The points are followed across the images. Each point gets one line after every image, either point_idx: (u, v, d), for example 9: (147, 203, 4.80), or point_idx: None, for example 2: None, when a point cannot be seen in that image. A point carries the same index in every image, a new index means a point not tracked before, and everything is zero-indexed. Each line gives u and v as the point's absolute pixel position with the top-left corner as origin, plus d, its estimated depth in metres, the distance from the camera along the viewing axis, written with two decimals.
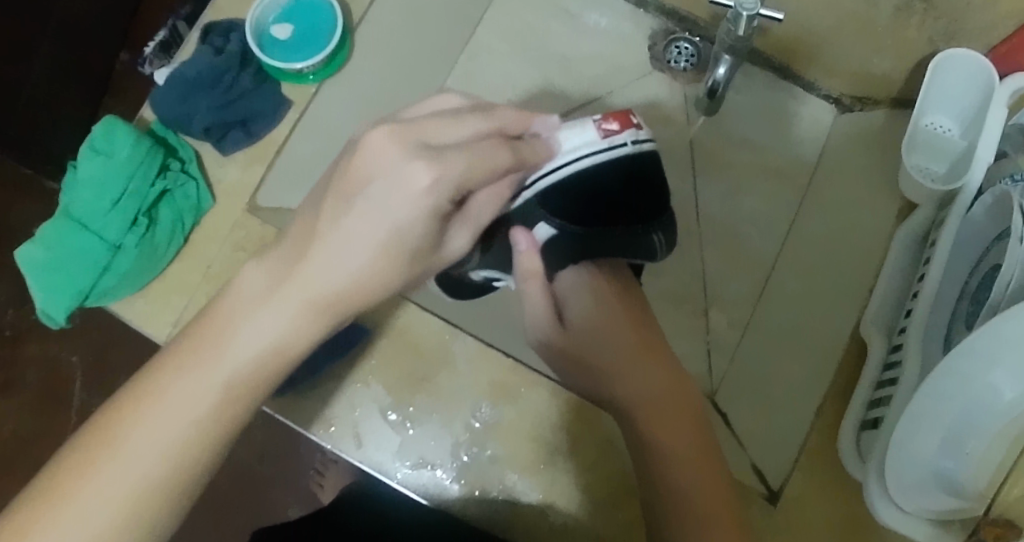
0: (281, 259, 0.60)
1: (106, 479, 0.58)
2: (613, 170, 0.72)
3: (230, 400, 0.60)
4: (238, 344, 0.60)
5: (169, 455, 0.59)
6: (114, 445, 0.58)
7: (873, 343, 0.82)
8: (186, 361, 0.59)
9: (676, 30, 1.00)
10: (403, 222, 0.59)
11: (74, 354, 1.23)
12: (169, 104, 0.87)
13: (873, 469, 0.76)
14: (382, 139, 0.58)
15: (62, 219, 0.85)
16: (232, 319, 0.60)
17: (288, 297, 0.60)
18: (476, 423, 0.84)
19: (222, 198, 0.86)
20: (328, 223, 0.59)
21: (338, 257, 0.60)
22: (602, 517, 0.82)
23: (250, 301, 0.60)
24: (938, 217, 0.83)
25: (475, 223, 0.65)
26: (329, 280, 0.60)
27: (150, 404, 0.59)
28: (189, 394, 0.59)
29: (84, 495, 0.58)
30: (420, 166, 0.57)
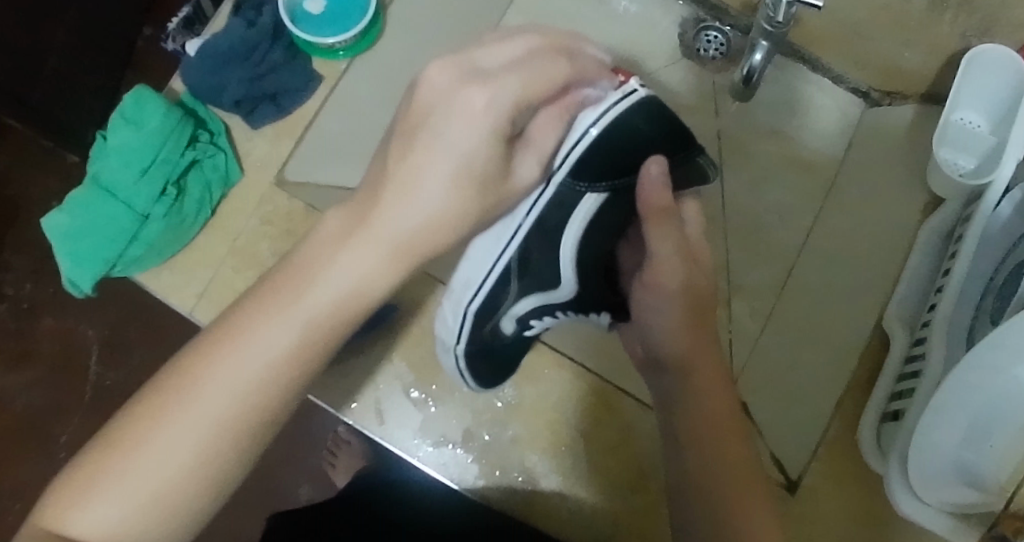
0: (324, 242, 0.60)
1: (178, 427, 0.58)
2: (636, 115, 0.69)
3: (271, 379, 0.59)
4: (319, 293, 0.59)
5: (220, 425, 0.58)
6: (195, 389, 0.58)
7: (896, 337, 0.83)
8: (224, 342, 0.59)
9: (707, 18, 1.00)
10: (450, 203, 0.60)
11: (90, 327, 1.23)
12: (199, 74, 0.87)
13: (894, 462, 0.76)
14: (445, 73, 0.60)
15: (90, 187, 0.85)
16: (319, 263, 0.60)
17: (335, 281, 0.59)
18: (499, 403, 0.85)
19: (250, 171, 0.86)
20: (392, 201, 0.59)
21: (387, 241, 0.59)
22: (621, 501, 0.83)
23: (295, 283, 0.59)
24: (965, 212, 0.84)
25: (532, 161, 0.67)
26: (378, 263, 0.60)
27: (228, 352, 0.59)
28: (228, 377, 0.58)
29: (153, 445, 0.58)
30: (474, 89, 0.60)
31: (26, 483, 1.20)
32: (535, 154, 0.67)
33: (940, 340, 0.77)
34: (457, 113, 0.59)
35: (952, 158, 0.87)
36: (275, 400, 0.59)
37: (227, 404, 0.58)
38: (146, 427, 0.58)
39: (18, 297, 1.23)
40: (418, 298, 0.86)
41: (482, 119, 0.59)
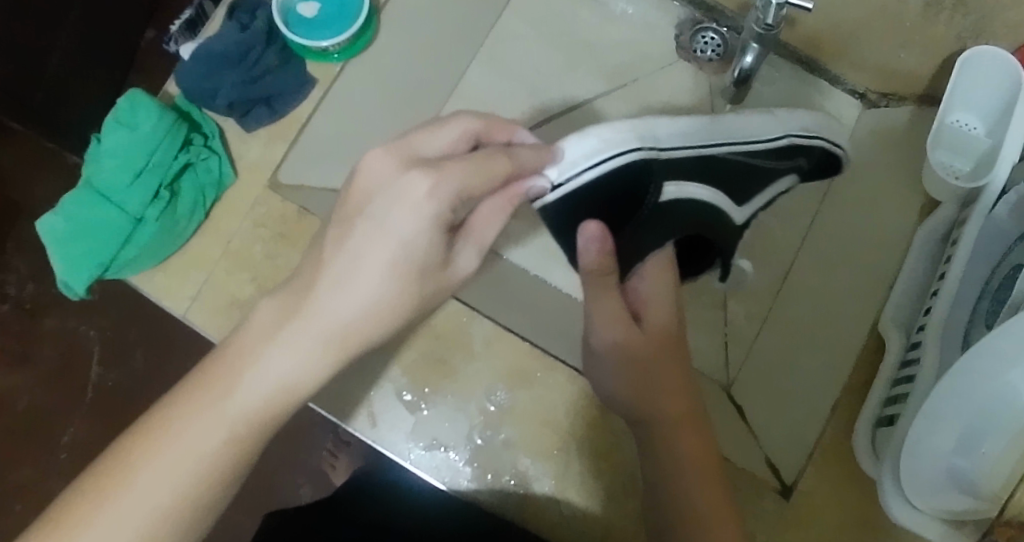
0: (257, 334, 0.60)
1: (109, 524, 0.59)
2: (628, 171, 0.73)
3: (203, 475, 0.60)
4: (240, 398, 0.59)
5: (152, 522, 0.59)
6: (127, 484, 0.59)
7: (892, 340, 0.82)
8: (156, 438, 0.59)
9: (704, 20, 0.99)
10: (379, 300, 0.60)
11: (92, 328, 1.23)
12: (193, 78, 0.88)
13: (888, 467, 0.75)
14: (378, 157, 0.61)
15: (84, 189, 0.85)
16: (316, 296, 0.60)
17: (268, 380, 0.60)
18: (491, 407, 0.84)
19: (243, 174, 0.86)
20: (325, 302, 0.60)
21: (318, 335, 0.60)
22: (611, 506, 0.82)
23: (226, 379, 0.60)
24: (962, 215, 0.83)
25: (473, 252, 0.64)
26: (310, 362, 0.60)
27: (160, 448, 0.59)
28: (163, 473, 0.59)
29: (141, 485, 0.59)
30: (416, 175, 0.60)
31: (29, 483, 1.21)
32: (475, 247, 0.64)
33: (935, 344, 0.77)
34: (392, 207, 0.59)
35: (949, 160, 0.87)
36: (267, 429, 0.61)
37: (158, 502, 0.59)
38: (80, 519, 0.59)
39: (20, 298, 1.23)
40: None
41: (424, 207, 0.59)
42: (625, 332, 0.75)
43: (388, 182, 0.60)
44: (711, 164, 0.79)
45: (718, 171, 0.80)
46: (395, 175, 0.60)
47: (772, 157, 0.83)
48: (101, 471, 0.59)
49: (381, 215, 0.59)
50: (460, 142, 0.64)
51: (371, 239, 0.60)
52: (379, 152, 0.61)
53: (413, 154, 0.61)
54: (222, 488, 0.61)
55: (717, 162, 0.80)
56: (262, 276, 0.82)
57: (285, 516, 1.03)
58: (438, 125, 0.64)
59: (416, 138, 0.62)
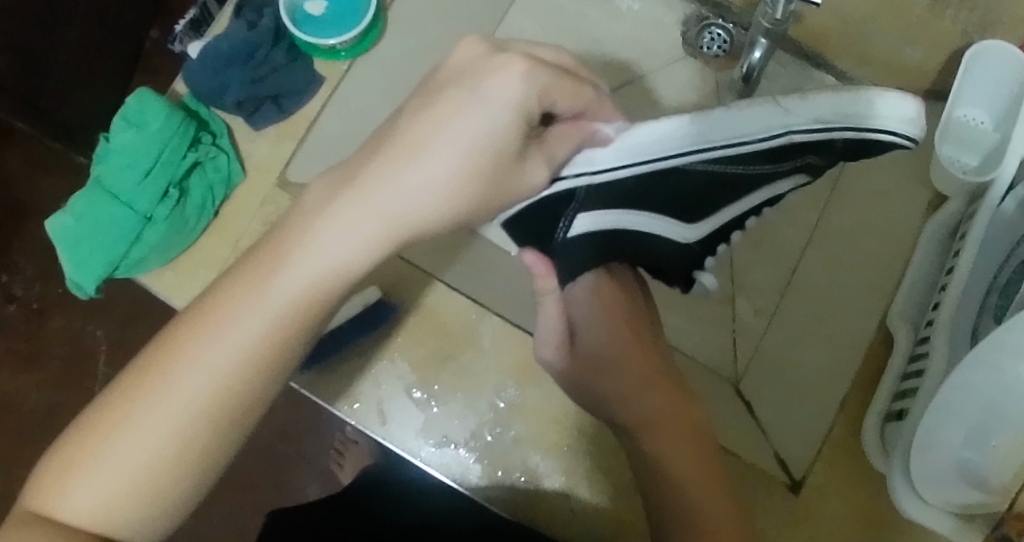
0: (311, 209, 0.57)
1: (152, 413, 0.56)
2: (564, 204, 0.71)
3: (246, 366, 0.56)
4: (284, 283, 0.56)
5: (198, 413, 0.56)
6: (163, 375, 0.56)
7: (900, 334, 0.83)
8: (192, 330, 0.56)
9: (709, 15, 0.97)
10: (437, 187, 0.57)
11: (99, 328, 1.23)
12: (201, 77, 0.88)
13: (898, 460, 0.75)
14: (471, 47, 0.59)
15: (93, 189, 0.86)
16: (289, 248, 0.56)
17: (317, 261, 0.56)
18: (501, 404, 0.85)
19: (253, 172, 0.86)
20: (392, 174, 0.56)
21: (375, 218, 0.56)
22: (619, 502, 0.83)
23: (272, 263, 0.56)
24: (970, 210, 0.84)
25: (543, 162, 0.65)
26: (361, 246, 0.56)
27: (203, 338, 0.56)
28: (206, 362, 0.56)
29: (183, 375, 0.56)
30: (511, 60, 0.58)
31: None
32: (545, 159, 0.65)
33: (944, 339, 0.77)
34: (446, 126, 0.57)
35: (955, 155, 0.87)
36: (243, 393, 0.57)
37: (199, 391, 0.56)
38: (124, 408, 0.56)
39: (27, 298, 1.23)
40: (420, 296, 0.87)
41: (497, 110, 0.57)
42: (565, 349, 0.79)
43: (481, 63, 0.58)
44: (672, 177, 0.72)
45: (682, 182, 0.74)
46: (487, 62, 0.58)
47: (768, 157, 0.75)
48: (150, 353, 0.57)
49: (477, 90, 0.57)
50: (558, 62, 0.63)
51: (449, 122, 0.57)
52: (472, 41, 0.59)
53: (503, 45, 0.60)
54: (269, 379, 0.57)
55: (682, 172, 0.73)
56: None
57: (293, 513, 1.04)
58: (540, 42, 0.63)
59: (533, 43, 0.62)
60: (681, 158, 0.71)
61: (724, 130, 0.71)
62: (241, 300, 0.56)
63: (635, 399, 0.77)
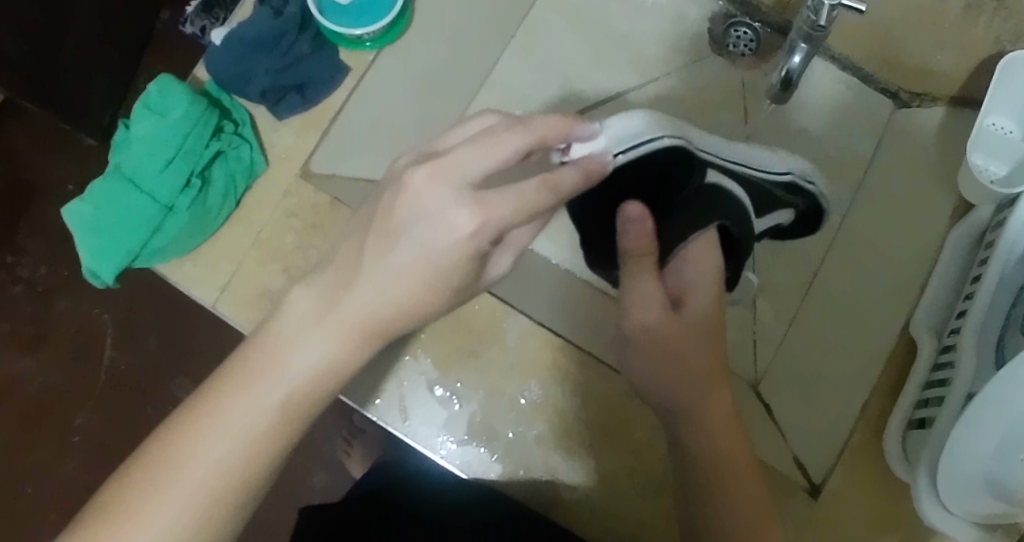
0: (293, 318, 0.62)
1: (165, 501, 0.60)
2: (650, 162, 0.79)
3: (247, 459, 0.61)
4: (288, 368, 0.61)
5: (206, 498, 0.60)
6: (175, 467, 0.60)
7: (923, 343, 0.82)
8: (199, 423, 0.60)
9: (736, 13, 0.98)
10: (410, 291, 0.61)
11: (106, 312, 1.20)
12: (224, 64, 0.86)
13: (922, 470, 0.75)
14: (423, 182, 0.60)
15: (113, 175, 0.84)
16: (265, 366, 0.61)
17: (297, 363, 0.61)
18: (523, 401, 0.84)
19: (276, 161, 0.85)
20: (375, 261, 0.61)
21: (344, 321, 0.61)
22: (636, 503, 0.82)
23: (266, 361, 0.61)
24: (997, 218, 0.82)
25: (510, 255, 0.68)
26: (337, 347, 0.61)
27: (205, 431, 0.60)
28: (209, 453, 0.60)
29: (194, 462, 0.60)
30: (464, 211, 0.60)
31: (39, 466, 1.18)
32: (512, 251, 0.68)
33: (970, 348, 0.77)
34: (411, 207, 0.60)
35: (984, 163, 0.85)
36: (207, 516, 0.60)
37: (209, 480, 0.60)
38: (135, 503, 0.60)
39: (33, 281, 1.21)
40: None
41: (462, 234, 0.60)
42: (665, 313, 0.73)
43: (434, 209, 0.60)
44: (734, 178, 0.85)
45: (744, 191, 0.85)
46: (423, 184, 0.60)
47: (780, 190, 0.87)
48: (160, 439, 0.61)
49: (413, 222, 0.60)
50: (516, 153, 0.62)
51: (400, 249, 0.61)
52: (423, 175, 0.60)
53: (435, 154, 0.62)
54: (265, 471, 0.62)
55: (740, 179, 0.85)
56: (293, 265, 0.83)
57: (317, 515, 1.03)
58: (487, 142, 0.61)
59: (464, 156, 0.60)
60: (728, 162, 0.85)
61: (750, 158, 0.86)
62: (235, 393, 0.61)
63: (709, 398, 0.73)
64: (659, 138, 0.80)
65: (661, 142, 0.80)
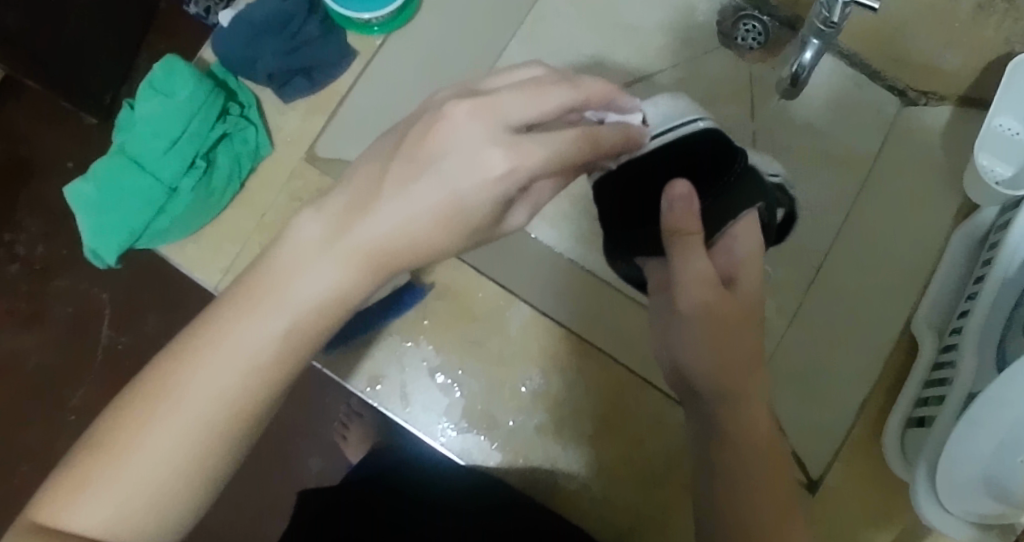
0: (298, 246, 0.61)
1: (164, 427, 0.59)
2: (680, 148, 0.75)
3: (248, 388, 0.60)
4: (293, 296, 0.60)
5: (206, 425, 0.59)
6: (175, 393, 0.59)
7: (924, 342, 0.82)
8: (200, 349, 0.60)
9: (746, 7, 0.98)
10: (425, 221, 0.61)
11: (104, 291, 1.20)
12: (232, 46, 0.86)
13: (921, 469, 0.76)
14: (462, 117, 0.59)
15: (117, 156, 0.83)
16: (269, 294, 0.60)
17: (301, 293, 0.60)
18: (523, 390, 0.84)
19: (281, 145, 0.85)
20: (393, 191, 0.60)
21: (351, 251, 0.60)
22: (636, 495, 0.82)
23: (269, 288, 0.60)
24: (1001, 218, 0.82)
25: (528, 209, 0.67)
26: (342, 277, 0.61)
27: (206, 359, 0.60)
28: (210, 381, 0.59)
29: (193, 389, 0.59)
30: (498, 153, 0.59)
31: (33, 444, 1.18)
32: (530, 205, 0.67)
33: (971, 348, 0.77)
34: (448, 138, 0.60)
35: (990, 164, 0.85)
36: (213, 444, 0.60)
37: (209, 408, 0.59)
38: (133, 428, 0.59)
39: (31, 259, 1.20)
40: (450, 282, 0.86)
41: (496, 185, 0.60)
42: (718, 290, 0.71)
43: (472, 148, 0.59)
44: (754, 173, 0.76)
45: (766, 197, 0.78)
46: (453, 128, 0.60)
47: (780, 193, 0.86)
48: (161, 366, 0.60)
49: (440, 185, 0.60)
50: (561, 108, 0.62)
51: (426, 181, 0.60)
52: (460, 112, 0.60)
53: (479, 92, 0.61)
54: (267, 401, 0.61)
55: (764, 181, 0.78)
56: None
57: (318, 494, 1.04)
58: (538, 90, 0.61)
59: (508, 98, 0.60)
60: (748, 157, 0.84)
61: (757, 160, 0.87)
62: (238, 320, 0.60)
63: (746, 375, 0.72)
64: (690, 121, 0.77)
65: (695, 125, 0.76)
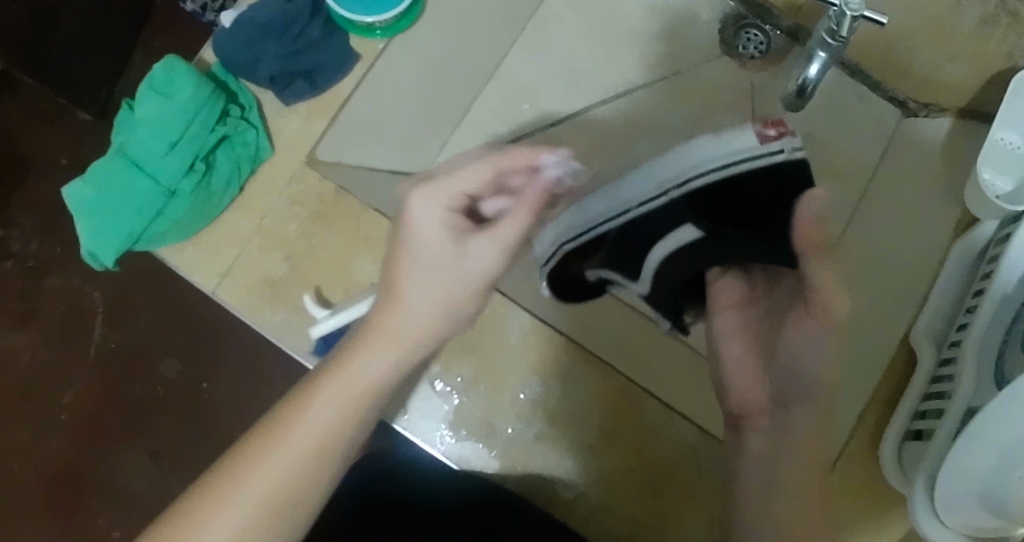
0: (355, 344, 0.65)
1: (225, 522, 0.62)
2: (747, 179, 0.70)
3: (306, 482, 0.64)
4: (349, 391, 0.64)
5: (265, 521, 0.63)
6: (238, 488, 0.63)
7: (923, 355, 0.83)
8: (266, 446, 0.63)
9: (747, 16, 0.96)
10: (439, 314, 0.66)
11: (98, 290, 1.19)
12: (233, 47, 0.84)
13: (920, 480, 0.76)
14: (420, 202, 0.65)
15: (116, 157, 0.82)
16: (329, 391, 0.64)
17: (356, 386, 0.65)
18: (522, 397, 0.84)
19: (281, 147, 0.84)
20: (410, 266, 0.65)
21: (395, 346, 0.65)
22: (633, 504, 0.82)
23: (332, 386, 0.64)
24: (1001, 232, 0.82)
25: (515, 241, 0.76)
26: (390, 373, 0.65)
27: (269, 455, 0.63)
28: (271, 476, 0.63)
29: (256, 484, 0.63)
30: (466, 239, 0.65)
31: (25, 440, 1.17)
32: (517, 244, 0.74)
33: (970, 362, 0.77)
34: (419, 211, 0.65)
35: (992, 177, 0.85)
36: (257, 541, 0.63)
37: (269, 503, 0.63)
38: (196, 523, 0.62)
39: (24, 256, 1.19)
40: None
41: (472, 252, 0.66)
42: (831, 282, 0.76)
43: (433, 226, 0.65)
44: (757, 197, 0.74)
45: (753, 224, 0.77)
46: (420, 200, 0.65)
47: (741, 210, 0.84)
48: (227, 462, 0.64)
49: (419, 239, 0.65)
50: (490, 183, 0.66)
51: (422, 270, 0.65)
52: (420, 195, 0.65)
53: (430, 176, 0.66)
54: (320, 493, 0.65)
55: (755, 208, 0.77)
56: (296, 254, 0.82)
57: None
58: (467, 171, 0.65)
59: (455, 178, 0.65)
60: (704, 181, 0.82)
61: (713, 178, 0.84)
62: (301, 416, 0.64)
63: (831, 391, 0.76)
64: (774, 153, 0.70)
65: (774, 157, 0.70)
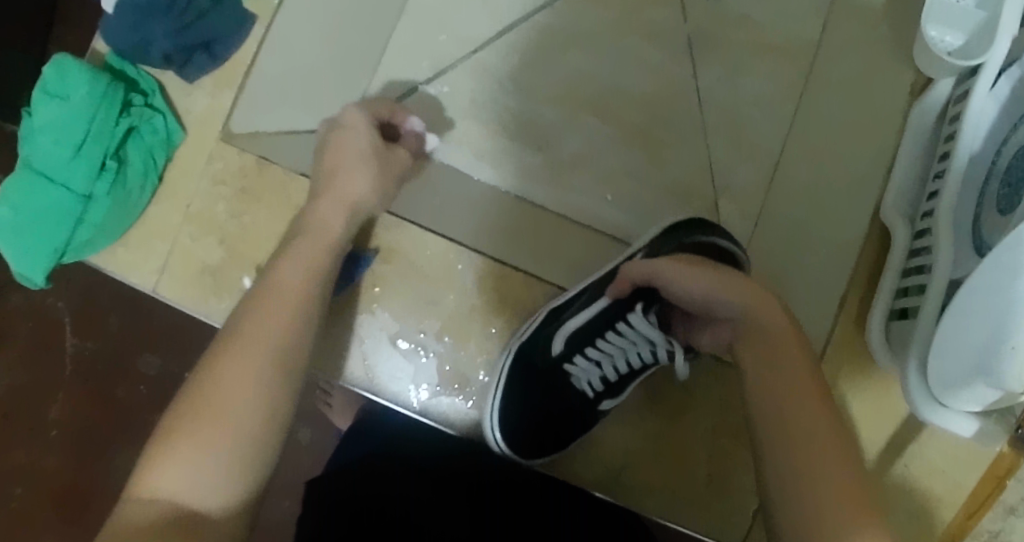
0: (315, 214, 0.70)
1: (229, 390, 0.59)
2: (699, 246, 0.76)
3: (292, 340, 0.62)
4: (319, 232, 0.69)
5: (267, 376, 0.60)
6: (228, 358, 0.60)
7: (896, 229, 0.79)
8: (247, 324, 0.62)
9: None
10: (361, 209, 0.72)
11: (60, 299, 0.99)
12: (122, 34, 0.80)
13: (913, 360, 0.72)
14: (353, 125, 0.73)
15: (23, 171, 0.78)
16: (311, 254, 0.67)
17: (311, 244, 0.68)
18: (494, 330, 0.81)
19: (192, 128, 0.81)
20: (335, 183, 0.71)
21: (341, 206, 0.70)
22: (627, 432, 0.80)
23: (309, 248, 0.67)
24: (960, 90, 0.78)
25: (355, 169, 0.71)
26: (337, 221, 0.70)
27: (250, 330, 0.62)
28: (260, 344, 0.61)
29: (245, 354, 0.60)
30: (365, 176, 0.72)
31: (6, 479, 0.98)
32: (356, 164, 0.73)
33: (947, 232, 0.72)
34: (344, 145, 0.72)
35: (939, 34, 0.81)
36: (273, 444, 0.60)
37: (262, 367, 0.60)
38: (200, 402, 0.58)
39: None
40: (398, 242, 0.82)
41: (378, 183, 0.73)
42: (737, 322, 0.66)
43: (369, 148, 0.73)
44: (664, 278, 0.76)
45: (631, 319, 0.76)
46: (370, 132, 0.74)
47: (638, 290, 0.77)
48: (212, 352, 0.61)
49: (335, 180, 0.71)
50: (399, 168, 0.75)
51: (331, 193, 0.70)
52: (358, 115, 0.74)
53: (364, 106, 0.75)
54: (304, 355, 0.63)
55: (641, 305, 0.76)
56: (230, 236, 0.80)
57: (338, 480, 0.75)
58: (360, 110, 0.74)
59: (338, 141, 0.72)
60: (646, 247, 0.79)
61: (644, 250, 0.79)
62: (278, 283, 0.64)
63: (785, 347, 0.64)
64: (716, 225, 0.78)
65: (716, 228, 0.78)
